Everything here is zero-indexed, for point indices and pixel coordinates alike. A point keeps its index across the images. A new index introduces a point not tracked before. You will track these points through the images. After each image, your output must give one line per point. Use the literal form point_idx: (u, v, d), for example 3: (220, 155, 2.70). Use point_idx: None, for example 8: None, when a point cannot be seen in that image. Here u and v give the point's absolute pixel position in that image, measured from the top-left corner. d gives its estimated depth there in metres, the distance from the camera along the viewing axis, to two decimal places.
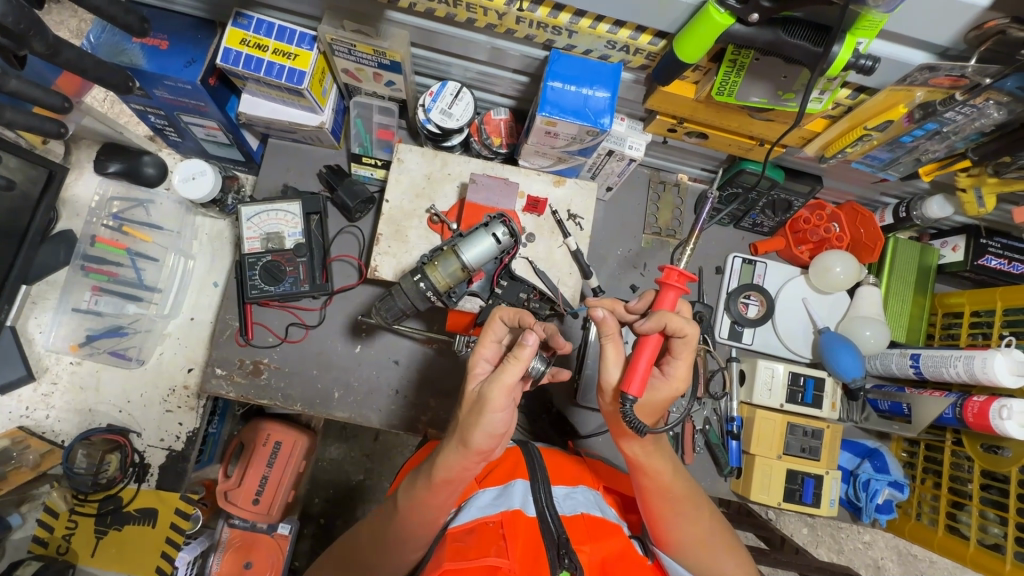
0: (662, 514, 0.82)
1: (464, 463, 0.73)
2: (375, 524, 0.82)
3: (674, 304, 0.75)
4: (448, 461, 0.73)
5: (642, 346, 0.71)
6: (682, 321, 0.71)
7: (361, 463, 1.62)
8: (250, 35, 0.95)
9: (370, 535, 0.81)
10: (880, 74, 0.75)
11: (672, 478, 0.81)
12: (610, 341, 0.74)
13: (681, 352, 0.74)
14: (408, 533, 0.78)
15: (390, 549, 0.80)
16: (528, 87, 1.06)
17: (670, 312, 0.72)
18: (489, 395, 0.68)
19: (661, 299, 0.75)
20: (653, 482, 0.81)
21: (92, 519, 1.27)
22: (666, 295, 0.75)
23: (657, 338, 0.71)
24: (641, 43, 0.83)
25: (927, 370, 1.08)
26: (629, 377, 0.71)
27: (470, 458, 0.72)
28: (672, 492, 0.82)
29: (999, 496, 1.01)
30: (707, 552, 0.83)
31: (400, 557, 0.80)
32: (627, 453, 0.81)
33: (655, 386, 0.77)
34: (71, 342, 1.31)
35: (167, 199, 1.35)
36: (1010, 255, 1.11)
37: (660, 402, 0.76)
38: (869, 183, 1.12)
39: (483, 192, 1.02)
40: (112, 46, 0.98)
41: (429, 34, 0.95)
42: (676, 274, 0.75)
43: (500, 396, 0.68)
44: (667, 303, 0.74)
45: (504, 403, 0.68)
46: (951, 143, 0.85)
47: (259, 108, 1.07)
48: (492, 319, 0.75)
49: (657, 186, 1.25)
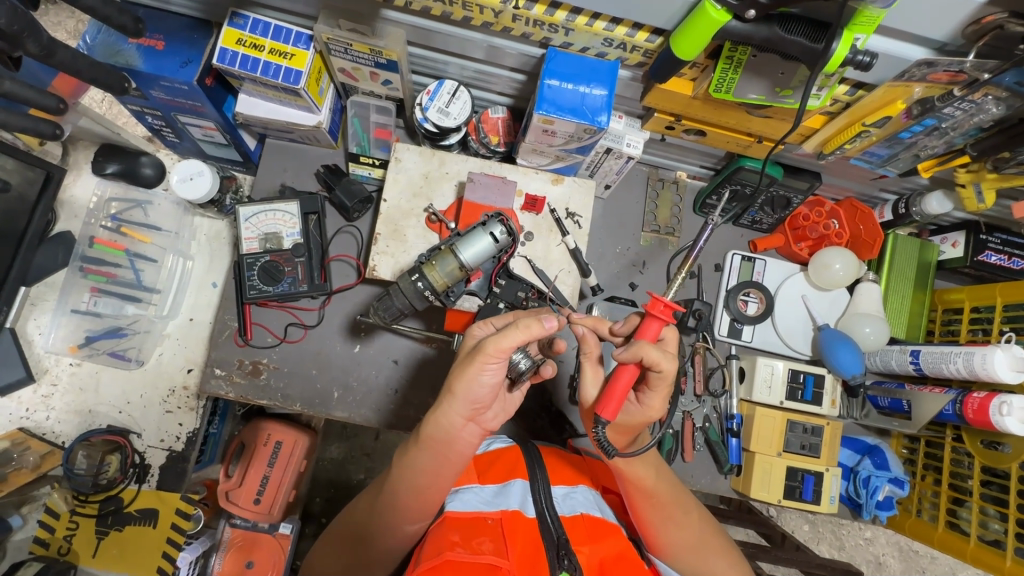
0: (651, 518, 0.82)
1: (460, 418, 0.75)
2: (375, 499, 0.82)
3: (656, 335, 0.74)
4: (444, 419, 0.75)
5: (619, 372, 0.73)
6: (661, 356, 0.71)
7: (362, 462, 1.62)
8: (247, 35, 0.95)
9: (367, 519, 0.81)
10: (877, 70, 0.75)
11: (655, 483, 0.81)
12: (588, 358, 0.80)
13: (658, 382, 0.75)
14: (406, 503, 0.78)
15: (389, 525, 0.80)
16: (525, 85, 1.05)
17: (649, 344, 0.72)
18: (486, 346, 0.71)
19: (645, 330, 0.74)
20: (637, 489, 0.81)
21: (93, 520, 1.27)
22: (649, 328, 0.74)
23: (634, 368, 0.72)
24: (638, 40, 0.82)
25: (927, 366, 1.07)
26: (603, 400, 0.73)
27: (460, 410, 0.75)
28: (657, 496, 0.81)
29: (999, 492, 1.01)
30: (697, 555, 0.83)
31: (401, 530, 0.81)
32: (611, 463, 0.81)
33: (630, 411, 0.79)
34: (70, 344, 1.31)
35: (166, 200, 1.35)
36: (1010, 251, 1.11)
37: (632, 425, 0.79)
38: (868, 180, 1.12)
39: (480, 192, 1.02)
40: (108, 47, 0.98)
41: (425, 33, 0.94)
42: (661, 306, 0.74)
43: (495, 351, 0.71)
44: (648, 335, 0.73)
45: (499, 358, 0.71)
46: (949, 139, 0.85)
47: (256, 109, 1.07)
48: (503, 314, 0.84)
49: (655, 184, 1.25)
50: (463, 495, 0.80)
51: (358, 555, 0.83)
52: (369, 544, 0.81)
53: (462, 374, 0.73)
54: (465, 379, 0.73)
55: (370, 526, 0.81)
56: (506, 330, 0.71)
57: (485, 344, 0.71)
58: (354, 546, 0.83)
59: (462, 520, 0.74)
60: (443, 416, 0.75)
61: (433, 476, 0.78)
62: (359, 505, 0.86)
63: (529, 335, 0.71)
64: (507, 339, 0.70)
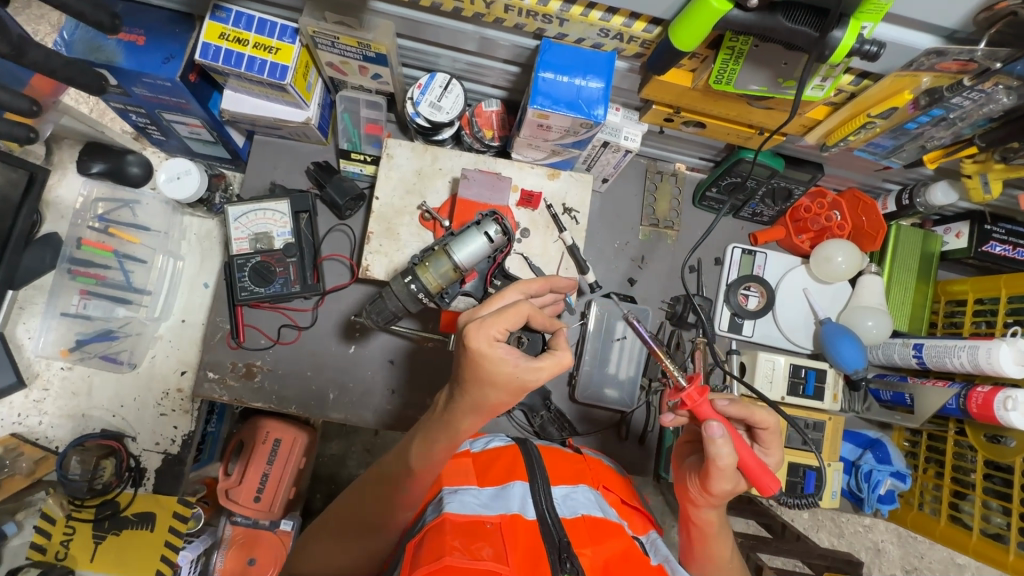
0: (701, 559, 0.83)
1: (475, 424, 0.76)
2: (378, 484, 0.80)
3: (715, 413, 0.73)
4: (455, 415, 0.75)
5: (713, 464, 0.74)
6: (758, 411, 0.77)
7: (361, 458, 1.59)
8: (230, 29, 0.92)
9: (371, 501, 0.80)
10: (885, 59, 0.72)
11: (717, 532, 0.82)
12: (719, 469, 0.73)
13: (764, 431, 0.79)
14: (406, 492, 0.79)
15: (391, 508, 0.79)
16: (520, 77, 1.02)
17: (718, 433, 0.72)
18: (528, 382, 0.70)
19: (706, 427, 0.72)
20: (698, 532, 0.82)
21: (90, 525, 1.26)
22: (711, 418, 0.72)
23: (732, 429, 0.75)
24: (635, 31, 0.79)
25: (930, 360, 1.06)
26: (756, 480, 0.74)
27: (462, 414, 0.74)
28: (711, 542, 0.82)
29: (1002, 485, 1.00)
30: None
31: (394, 517, 0.79)
32: (695, 518, 0.82)
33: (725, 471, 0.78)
34: (60, 349, 1.28)
35: (154, 200, 1.31)
36: (1014, 241, 1.09)
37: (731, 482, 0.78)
38: (871, 171, 1.10)
39: (475, 189, 0.99)
40: (88, 43, 0.94)
41: (416, 25, 0.91)
42: (694, 391, 0.73)
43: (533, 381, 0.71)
44: (719, 422, 0.72)
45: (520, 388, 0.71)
46: (958, 129, 0.82)
47: (243, 105, 1.04)
48: (513, 307, 0.72)
49: (653, 176, 1.23)
50: (462, 495, 0.77)
51: (351, 549, 0.81)
52: (367, 532, 0.80)
53: (506, 399, 0.72)
54: (504, 397, 0.72)
55: (363, 511, 0.80)
56: (537, 361, 0.70)
57: (524, 380, 0.70)
58: (348, 535, 0.81)
59: (458, 523, 0.71)
60: (458, 421, 0.75)
61: (432, 464, 0.77)
62: (351, 495, 0.84)
63: (559, 366, 0.72)
64: (539, 373, 0.70)
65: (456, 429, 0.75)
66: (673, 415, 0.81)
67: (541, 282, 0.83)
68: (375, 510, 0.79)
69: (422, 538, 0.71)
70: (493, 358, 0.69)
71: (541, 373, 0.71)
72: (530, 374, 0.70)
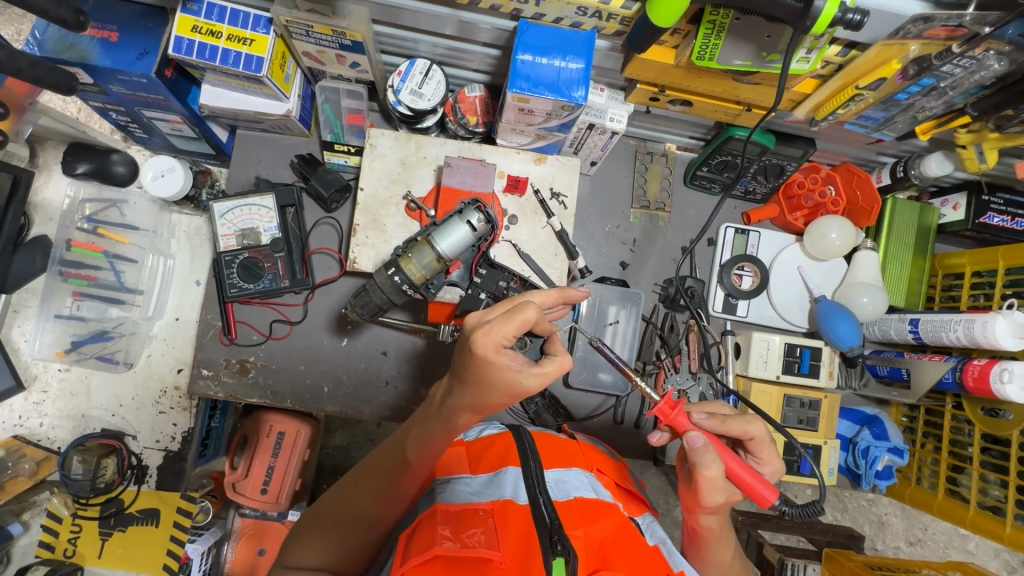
0: (697, 551, 0.83)
1: (472, 420, 0.72)
2: (374, 478, 0.77)
3: (688, 427, 0.75)
4: (452, 411, 0.71)
5: (700, 482, 0.73)
6: (735, 423, 0.76)
7: (366, 447, 1.57)
8: (202, 22, 0.90)
9: (365, 498, 0.77)
10: (870, 28, 0.69)
11: (713, 528, 0.80)
12: (705, 480, 0.72)
13: (751, 441, 0.78)
14: (401, 483, 0.76)
15: (388, 497, 0.77)
16: (501, 60, 1.00)
17: (698, 445, 0.72)
18: (529, 388, 0.67)
19: (687, 436, 0.74)
20: (695, 528, 0.81)
21: (96, 522, 1.28)
22: (690, 429, 0.74)
23: (716, 441, 0.75)
24: (614, 7, 0.77)
25: (926, 335, 1.04)
26: (755, 492, 0.73)
27: (452, 412, 0.72)
28: (709, 539, 0.81)
29: (1000, 458, 1.00)
30: None
31: (388, 508, 0.77)
32: (697, 523, 0.80)
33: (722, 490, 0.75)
34: (56, 350, 1.27)
35: (140, 198, 1.29)
36: (1012, 212, 1.07)
37: (726, 502, 0.74)
38: (864, 144, 1.07)
39: (459, 176, 0.97)
40: (60, 41, 0.92)
41: (392, 10, 0.89)
42: (667, 405, 0.75)
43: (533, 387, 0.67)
44: (698, 431, 0.74)
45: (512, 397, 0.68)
46: (948, 98, 0.81)
47: (221, 99, 1.02)
48: (525, 307, 0.67)
49: (643, 157, 1.21)
50: (455, 485, 0.78)
51: (345, 543, 0.78)
52: (361, 527, 0.78)
53: (502, 402, 0.69)
54: (503, 400, 0.69)
55: (358, 502, 0.77)
56: (543, 368, 0.67)
57: (525, 386, 0.67)
58: (342, 531, 0.78)
59: (450, 512, 0.71)
60: (455, 417, 0.71)
61: (428, 458, 0.75)
62: (343, 486, 0.81)
63: (562, 370, 0.69)
64: (538, 380, 0.67)
65: (453, 425, 0.72)
66: (660, 432, 0.80)
67: (557, 295, 0.76)
68: (370, 502, 0.77)
69: (414, 529, 0.71)
70: (498, 364, 0.65)
71: (543, 379, 0.68)
72: (530, 380, 0.67)
